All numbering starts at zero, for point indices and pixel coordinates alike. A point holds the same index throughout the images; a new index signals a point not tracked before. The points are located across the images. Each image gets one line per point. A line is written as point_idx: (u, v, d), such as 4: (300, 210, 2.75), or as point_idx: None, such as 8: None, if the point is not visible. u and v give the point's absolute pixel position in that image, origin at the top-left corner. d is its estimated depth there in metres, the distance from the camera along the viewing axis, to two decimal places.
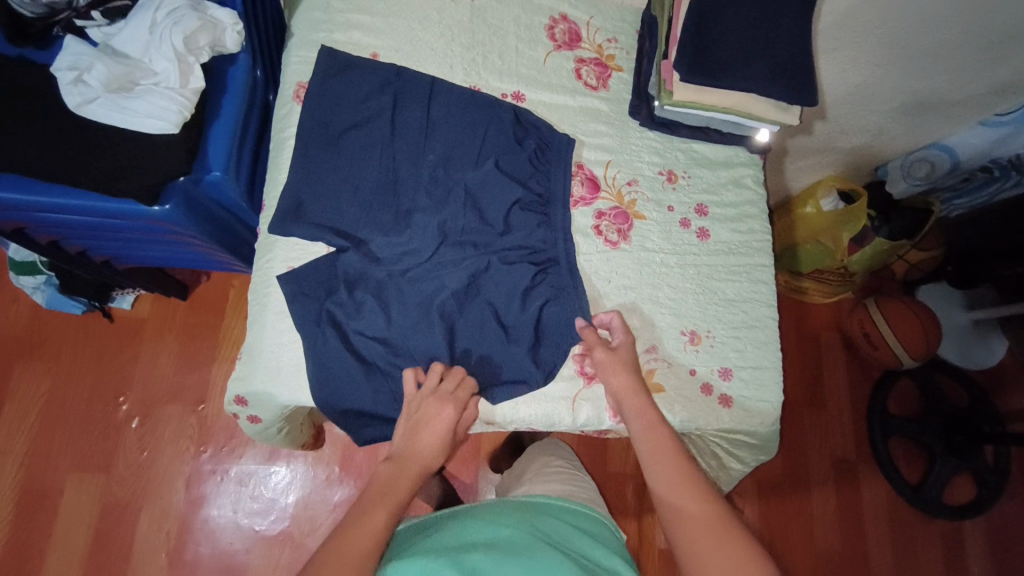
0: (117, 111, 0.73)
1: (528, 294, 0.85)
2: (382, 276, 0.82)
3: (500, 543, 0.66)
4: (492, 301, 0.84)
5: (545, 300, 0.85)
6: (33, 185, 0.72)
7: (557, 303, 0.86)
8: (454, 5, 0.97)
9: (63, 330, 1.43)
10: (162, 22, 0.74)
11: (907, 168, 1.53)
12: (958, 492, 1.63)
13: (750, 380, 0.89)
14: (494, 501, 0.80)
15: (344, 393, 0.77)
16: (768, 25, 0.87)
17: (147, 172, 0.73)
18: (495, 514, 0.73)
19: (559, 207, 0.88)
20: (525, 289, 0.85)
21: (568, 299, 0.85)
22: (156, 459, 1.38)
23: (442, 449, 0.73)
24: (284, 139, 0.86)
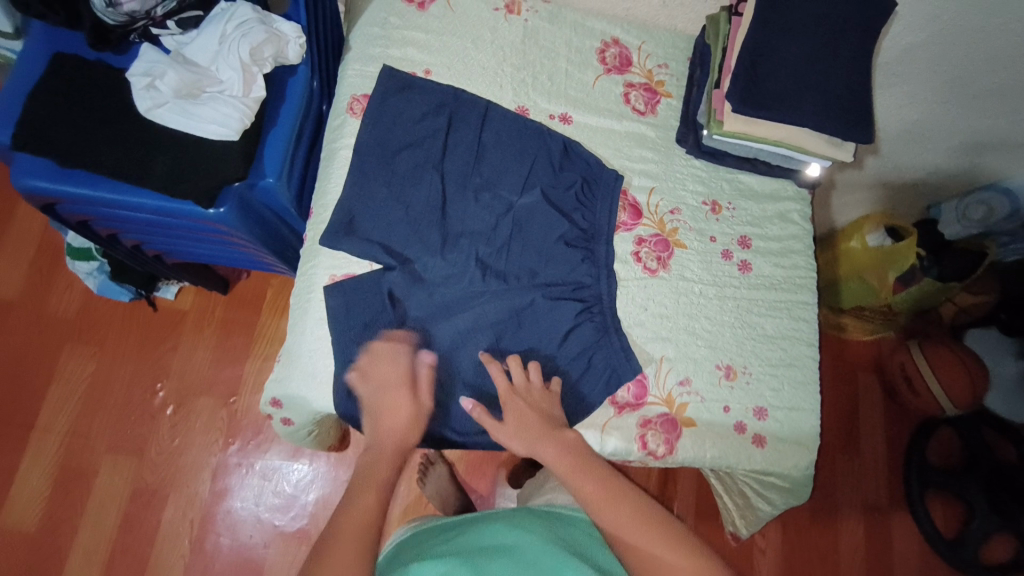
0: (184, 116, 0.76)
1: (563, 331, 0.85)
2: (425, 295, 0.83)
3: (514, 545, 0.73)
4: (532, 335, 0.84)
5: (586, 339, 0.85)
6: (100, 181, 0.75)
7: (587, 333, 0.86)
8: (507, 26, 0.98)
9: (110, 316, 1.50)
10: (232, 34, 0.78)
11: (960, 210, 1.45)
12: (997, 552, 1.52)
13: (784, 421, 0.86)
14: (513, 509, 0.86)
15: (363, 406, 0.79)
16: (825, 61, 0.86)
17: (205, 176, 0.75)
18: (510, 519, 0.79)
19: (609, 253, 0.88)
20: (564, 324, 0.85)
21: (598, 336, 0.86)
22: (186, 448, 1.43)
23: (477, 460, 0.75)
24: (335, 149, 0.88)
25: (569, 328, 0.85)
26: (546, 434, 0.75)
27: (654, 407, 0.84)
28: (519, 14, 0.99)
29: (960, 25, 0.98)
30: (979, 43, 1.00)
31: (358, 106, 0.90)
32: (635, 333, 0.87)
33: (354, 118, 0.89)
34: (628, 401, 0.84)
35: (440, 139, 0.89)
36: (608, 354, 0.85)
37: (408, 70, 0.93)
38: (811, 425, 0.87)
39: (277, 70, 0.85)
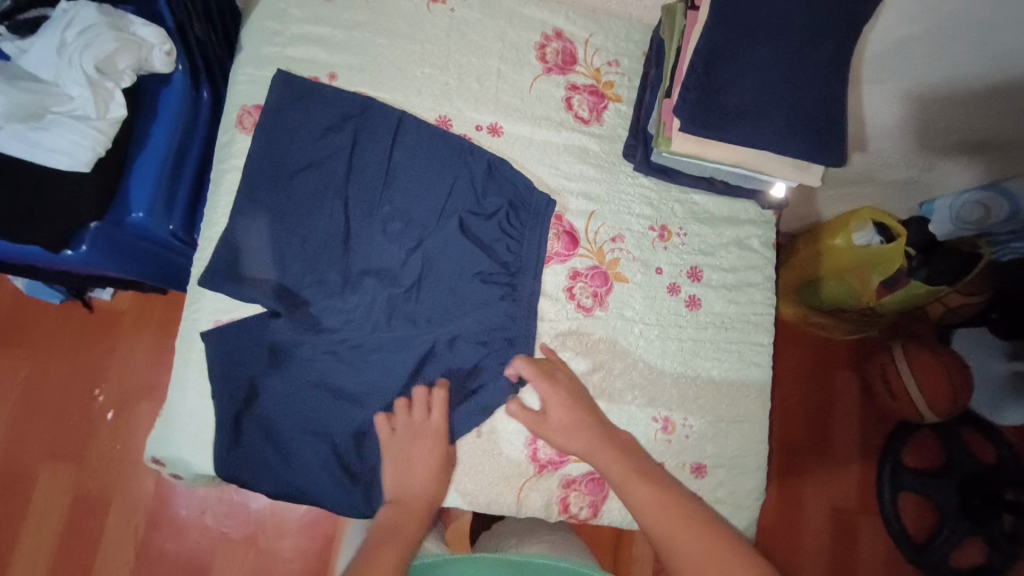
0: (21, 143, 0.64)
1: (476, 381, 0.76)
2: (323, 343, 0.74)
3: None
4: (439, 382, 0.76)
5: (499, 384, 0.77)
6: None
7: (499, 381, 0.77)
8: (430, 16, 0.84)
9: (42, 315, 1.32)
10: (72, 42, 0.65)
11: (955, 210, 1.34)
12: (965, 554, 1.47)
13: (726, 479, 0.80)
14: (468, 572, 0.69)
15: (249, 471, 0.71)
16: (792, 71, 0.73)
17: (53, 217, 0.65)
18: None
19: (531, 291, 0.78)
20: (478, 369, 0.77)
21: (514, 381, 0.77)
22: (131, 451, 1.28)
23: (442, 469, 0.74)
24: (223, 171, 0.77)
25: (484, 373, 0.77)
26: (603, 437, 0.73)
27: (579, 465, 0.79)
28: (444, 3, 0.85)
29: (960, 17, 0.83)
30: (986, 36, 0.86)
31: (248, 120, 0.78)
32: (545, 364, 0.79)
33: (244, 134, 0.78)
34: (551, 458, 0.78)
35: (341, 157, 0.77)
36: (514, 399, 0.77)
37: (309, 74, 0.80)
38: (752, 485, 0.81)
39: (146, 80, 0.73)
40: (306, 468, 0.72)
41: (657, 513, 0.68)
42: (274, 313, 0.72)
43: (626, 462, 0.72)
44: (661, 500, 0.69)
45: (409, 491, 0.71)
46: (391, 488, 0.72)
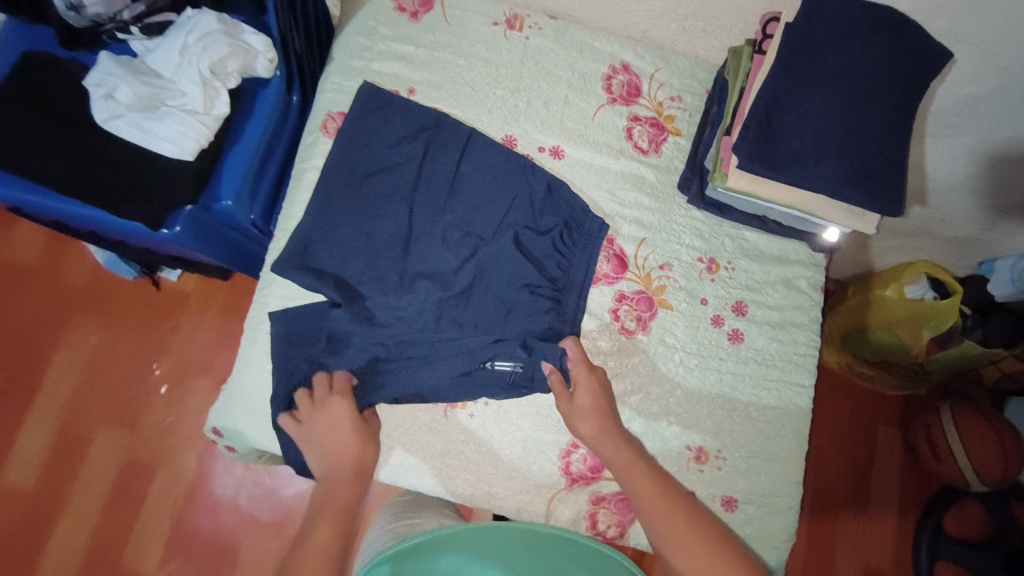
0: (137, 131, 0.73)
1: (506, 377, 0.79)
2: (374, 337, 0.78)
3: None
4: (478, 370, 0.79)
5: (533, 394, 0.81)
6: (50, 193, 0.73)
7: (528, 380, 0.79)
8: (506, 43, 0.90)
9: (115, 289, 1.43)
10: (193, 46, 0.73)
11: (1015, 271, 1.25)
12: None
13: (755, 516, 0.80)
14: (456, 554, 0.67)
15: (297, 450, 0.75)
16: (854, 118, 0.74)
17: (154, 198, 0.72)
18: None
19: (578, 308, 0.81)
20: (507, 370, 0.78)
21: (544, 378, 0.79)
22: (180, 424, 1.36)
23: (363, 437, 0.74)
24: (304, 170, 0.84)
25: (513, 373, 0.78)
26: (608, 430, 0.75)
27: (610, 483, 0.80)
28: (520, 30, 0.91)
29: None
30: None
31: (332, 125, 0.85)
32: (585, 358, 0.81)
33: (326, 137, 0.84)
34: (582, 473, 0.80)
35: (413, 165, 0.82)
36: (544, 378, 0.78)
37: (391, 87, 0.86)
38: (782, 526, 0.80)
39: (247, 82, 0.81)
40: None
41: (667, 532, 0.70)
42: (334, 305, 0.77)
43: (646, 480, 0.73)
44: (670, 518, 0.71)
45: (333, 466, 0.72)
46: (318, 468, 0.73)
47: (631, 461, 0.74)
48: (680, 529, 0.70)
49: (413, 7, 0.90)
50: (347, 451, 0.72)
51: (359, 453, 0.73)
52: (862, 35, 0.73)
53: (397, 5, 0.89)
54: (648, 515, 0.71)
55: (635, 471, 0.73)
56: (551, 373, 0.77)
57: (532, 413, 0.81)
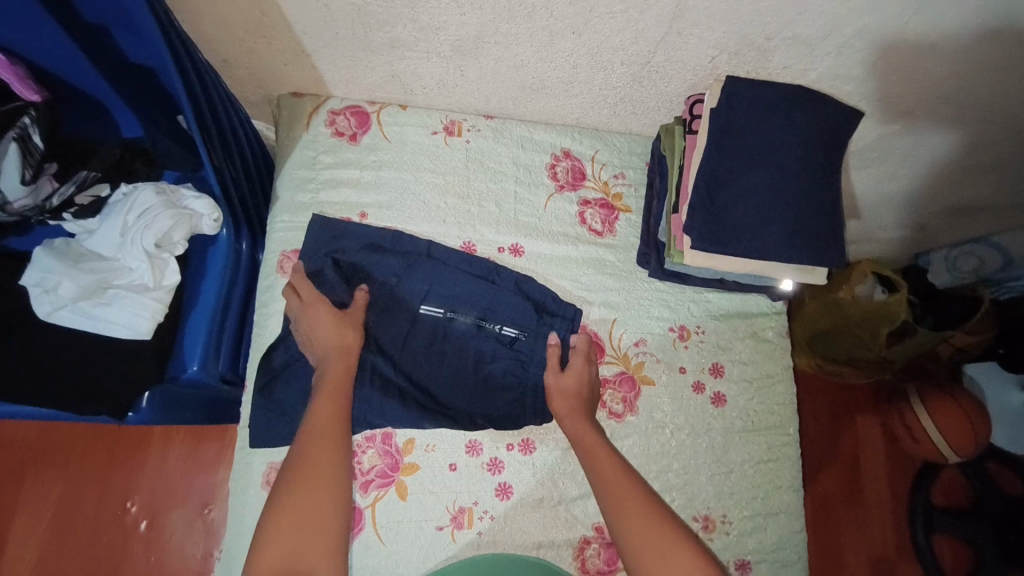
0: (87, 320, 0.70)
1: (506, 338, 0.83)
2: (372, 380, 0.78)
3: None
4: (482, 342, 0.83)
5: (538, 497, 0.81)
6: None
7: (528, 350, 0.83)
8: (447, 149, 0.91)
9: (72, 434, 1.35)
10: (133, 225, 0.71)
11: (950, 260, 1.39)
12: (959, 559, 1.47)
13: (770, 574, 0.82)
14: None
15: None
16: (788, 186, 0.79)
17: (117, 387, 0.69)
18: None
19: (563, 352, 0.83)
20: (512, 338, 0.83)
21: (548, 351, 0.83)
22: (163, 564, 1.28)
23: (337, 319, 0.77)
24: (266, 315, 0.82)
25: (519, 340, 0.83)
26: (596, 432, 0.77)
27: None
28: (460, 135, 0.92)
29: (934, 117, 0.90)
30: (959, 129, 0.93)
31: (289, 264, 0.83)
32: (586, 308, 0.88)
33: (285, 278, 0.83)
34: (600, 567, 0.81)
35: (379, 283, 0.83)
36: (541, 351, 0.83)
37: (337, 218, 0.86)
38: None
39: (195, 242, 0.80)
40: None
41: (617, 501, 0.71)
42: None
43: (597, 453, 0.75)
44: (615, 483, 0.72)
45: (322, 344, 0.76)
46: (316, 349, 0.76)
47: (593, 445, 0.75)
48: (626, 501, 0.70)
49: (351, 129, 0.90)
50: (327, 339, 0.75)
51: (344, 334, 0.76)
52: (781, 110, 0.78)
53: (334, 130, 0.89)
54: (602, 487, 0.72)
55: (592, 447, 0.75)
56: (552, 344, 0.82)
57: (539, 516, 0.81)
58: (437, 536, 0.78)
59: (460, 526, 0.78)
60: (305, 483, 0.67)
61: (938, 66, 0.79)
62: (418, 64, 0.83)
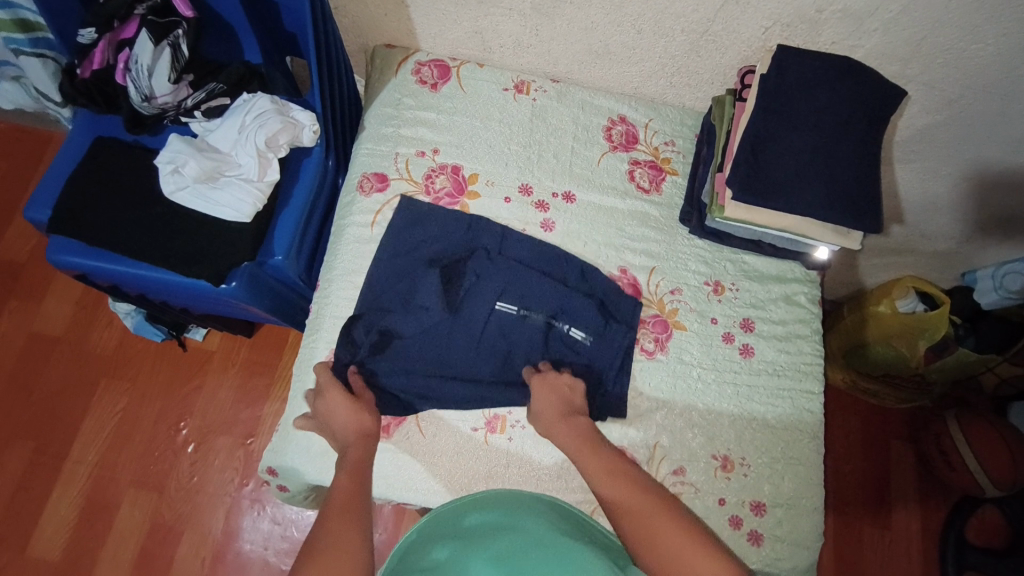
0: (199, 199, 0.82)
1: (572, 341, 0.89)
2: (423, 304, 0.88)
3: (542, 540, 0.61)
4: (553, 342, 0.89)
5: None
6: (103, 254, 0.83)
7: (593, 355, 0.89)
8: (515, 104, 1.02)
9: (140, 353, 1.42)
10: (250, 124, 0.85)
11: (997, 280, 1.31)
12: None
13: (784, 519, 0.85)
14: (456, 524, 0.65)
15: None
16: (827, 151, 0.85)
17: (218, 258, 0.81)
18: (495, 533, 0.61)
19: (624, 358, 0.89)
20: (578, 339, 0.89)
21: (610, 356, 0.89)
22: (204, 485, 1.33)
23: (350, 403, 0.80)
24: (344, 226, 0.94)
25: (584, 343, 0.89)
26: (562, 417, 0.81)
27: None
28: (528, 94, 1.02)
29: (980, 109, 0.94)
30: (1004, 125, 0.96)
31: (367, 184, 0.95)
32: (625, 257, 0.95)
33: (363, 196, 0.94)
34: None
35: (460, 279, 0.90)
36: (602, 359, 0.89)
37: (428, 196, 0.95)
38: (809, 528, 0.86)
39: (293, 153, 0.92)
40: (400, 476, 0.84)
41: (614, 490, 0.73)
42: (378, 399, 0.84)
43: (612, 477, 0.74)
44: (648, 511, 0.70)
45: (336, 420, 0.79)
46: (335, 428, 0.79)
47: (584, 442, 0.79)
48: (624, 484, 0.73)
49: (433, 80, 1.02)
50: (348, 426, 0.78)
51: (363, 417, 0.80)
52: (825, 81, 0.85)
53: (418, 78, 1.01)
54: (600, 480, 0.75)
55: (607, 478, 0.75)
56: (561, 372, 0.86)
57: None
58: (471, 435, 0.86)
59: (493, 431, 0.86)
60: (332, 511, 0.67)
61: (979, 51, 0.85)
62: (499, 21, 0.94)
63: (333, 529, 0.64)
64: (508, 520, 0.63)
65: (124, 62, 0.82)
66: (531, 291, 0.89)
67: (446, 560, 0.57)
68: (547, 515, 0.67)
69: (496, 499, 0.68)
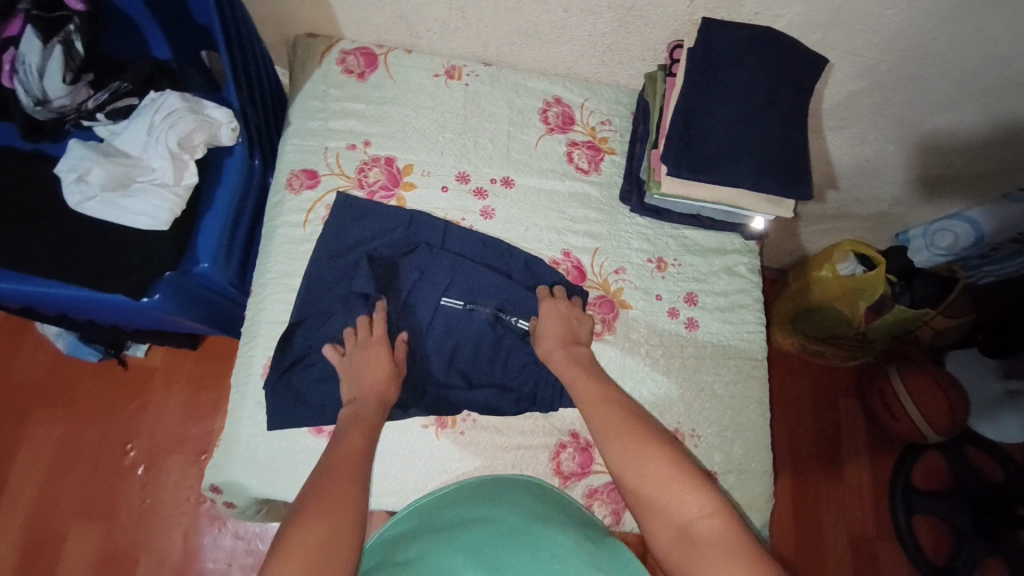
0: (110, 208, 0.77)
1: (520, 332, 0.89)
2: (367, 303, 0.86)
3: (516, 528, 0.63)
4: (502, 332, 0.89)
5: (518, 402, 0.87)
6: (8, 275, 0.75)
7: None
8: (447, 90, 0.99)
9: (76, 375, 1.34)
10: (159, 124, 0.80)
11: (928, 238, 1.39)
12: (932, 539, 1.47)
13: (736, 485, 0.87)
14: (434, 514, 0.68)
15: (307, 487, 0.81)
16: (755, 122, 0.87)
17: (138, 270, 0.77)
18: (469, 521, 0.64)
19: None
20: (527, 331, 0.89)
21: None
22: (159, 505, 1.28)
23: (392, 369, 0.81)
24: (274, 227, 0.90)
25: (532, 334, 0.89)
26: (561, 346, 0.84)
27: (599, 475, 0.86)
28: (460, 79, 1.00)
29: (898, 73, 0.97)
30: (922, 87, 1.00)
31: (297, 182, 0.91)
32: (568, 239, 0.95)
33: (292, 194, 0.90)
34: (574, 470, 0.85)
35: (403, 277, 0.89)
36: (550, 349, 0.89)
37: (362, 190, 0.92)
38: (761, 490, 0.88)
39: (214, 152, 0.87)
40: None
41: (601, 422, 0.76)
42: (320, 408, 0.82)
43: (602, 406, 0.78)
44: (632, 440, 0.73)
45: (365, 377, 0.80)
46: (350, 388, 0.80)
47: (599, 395, 0.79)
48: (610, 420, 0.76)
49: (359, 69, 0.98)
50: (374, 386, 0.79)
51: (387, 386, 0.80)
52: (749, 53, 0.86)
53: (344, 68, 0.97)
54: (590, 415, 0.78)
55: (599, 409, 0.78)
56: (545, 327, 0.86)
57: (517, 422, 0.86)
58: (422, 431, 0.84)
59: (444, 426, 0.84)
60: (336, 467, 0.71)
61: (893, 16, 0.87)
62: (423, 5, 0.91)
63: (330, 486, 0.67)
64: (479, 512, 0.66)
65: (10, 63, 0.75)
66: (480, 281, 0.89)
67: (419, 554, 0.60)
68: (523, 500, 0.70)
69: (460, 496, 0.71)
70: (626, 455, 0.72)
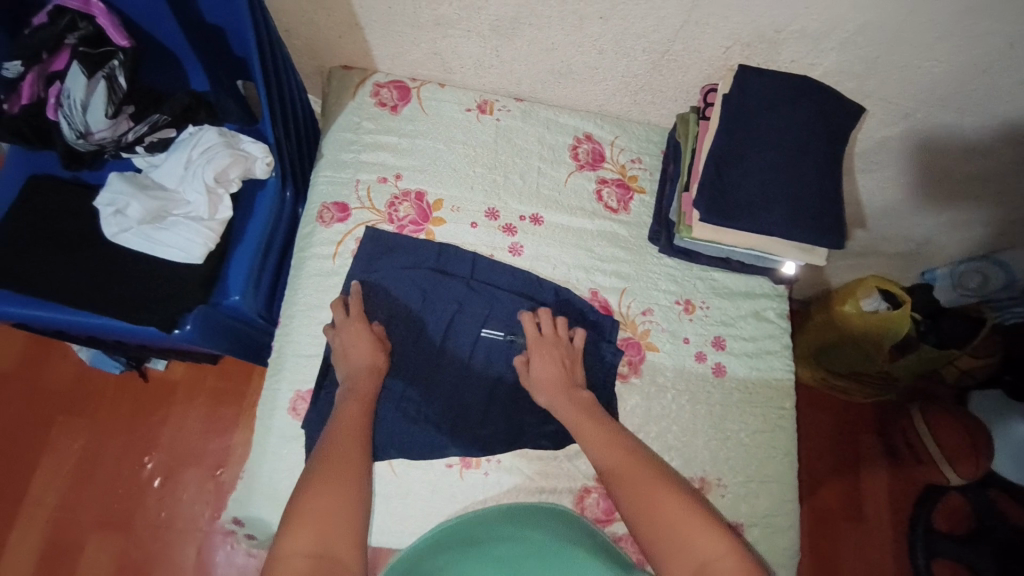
0: (144, 241, 0.78)
1: None
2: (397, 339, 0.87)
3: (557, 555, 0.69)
4: None
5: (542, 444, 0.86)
6: (44, 303, 0.75)
7: None
8: (479, 124, 0.99)
9: (98, 387, 1.35)
10: (197, 159, 0.82)
11: (955, 278, 1.36)
12: None
13: (761, 537, 0.86)
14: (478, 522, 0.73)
15: None
16: (790, 170, 0.86)
17: (168, 302, 0.77)
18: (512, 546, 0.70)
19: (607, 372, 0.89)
20: None
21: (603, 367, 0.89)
22: (177, 518, 1.28)
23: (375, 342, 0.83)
24: (304, 258, 0.90)
25: None
26: (564, 389, 0.83)
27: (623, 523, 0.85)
28: (491, 113, 1.00)
29: (934, 120, 0.96)
30: (958, 134, 0.98)
31: (327, 215, 0.91)
32: (596, 276, 0.94)
33: (323, 227, 0.91)
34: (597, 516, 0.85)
35: (436, 308, 0.89)
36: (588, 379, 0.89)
37: (392, 225, 0.92)
38: (786, 544, 0.87)
39: (247, 185, 0.88)
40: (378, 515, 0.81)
41: (608, 462, 0.76)
42: None
43: (604, 446, 0.78)
44: (640, 478, 0.73)
45: (352, 358, 0.81)
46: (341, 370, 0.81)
47: (606, 437, 0.78)
48: (620, 459, 0.76)
49: (393, 102, 0.98)
50: (363, 361, 0.81)
51: (374, 358, 0.82)
52: (784, 101, 0.85)
53: (378, 101, 0.98)
54: (597, 457, 0.77)
55: (606, 450, 0.77)
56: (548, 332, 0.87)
57: (539, 466, 0.85)
58: (445, 471, 0.83)
59: (467, 466, 0.84)
60: (330, 466, 0.71)
61: (932, 67, 0.86)
62: (458, 42, 0.92)
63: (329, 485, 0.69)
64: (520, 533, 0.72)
65: (56, 97, 0.76)
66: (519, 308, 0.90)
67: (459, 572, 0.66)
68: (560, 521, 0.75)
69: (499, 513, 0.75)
70: (636, 493, 0.72)
